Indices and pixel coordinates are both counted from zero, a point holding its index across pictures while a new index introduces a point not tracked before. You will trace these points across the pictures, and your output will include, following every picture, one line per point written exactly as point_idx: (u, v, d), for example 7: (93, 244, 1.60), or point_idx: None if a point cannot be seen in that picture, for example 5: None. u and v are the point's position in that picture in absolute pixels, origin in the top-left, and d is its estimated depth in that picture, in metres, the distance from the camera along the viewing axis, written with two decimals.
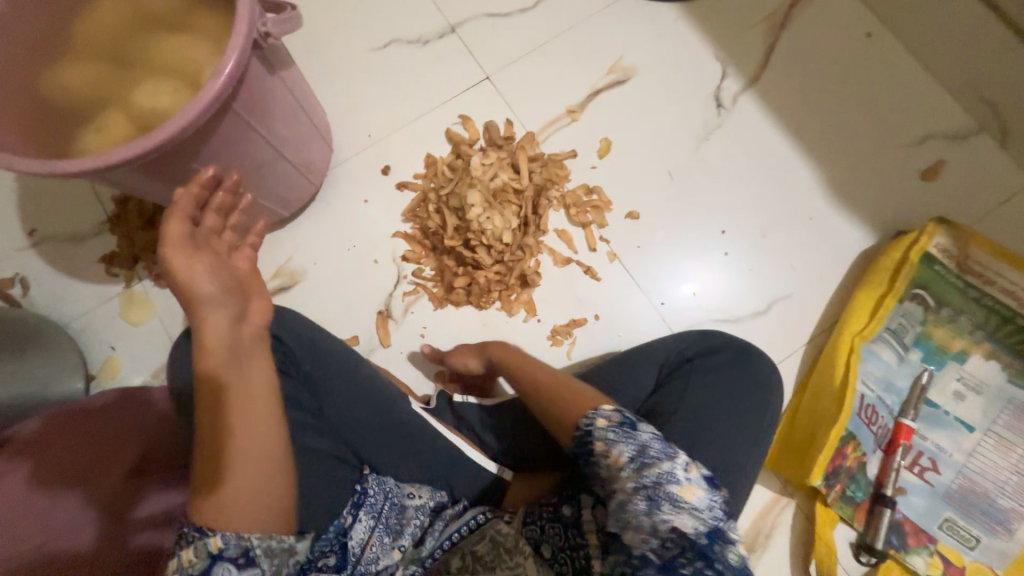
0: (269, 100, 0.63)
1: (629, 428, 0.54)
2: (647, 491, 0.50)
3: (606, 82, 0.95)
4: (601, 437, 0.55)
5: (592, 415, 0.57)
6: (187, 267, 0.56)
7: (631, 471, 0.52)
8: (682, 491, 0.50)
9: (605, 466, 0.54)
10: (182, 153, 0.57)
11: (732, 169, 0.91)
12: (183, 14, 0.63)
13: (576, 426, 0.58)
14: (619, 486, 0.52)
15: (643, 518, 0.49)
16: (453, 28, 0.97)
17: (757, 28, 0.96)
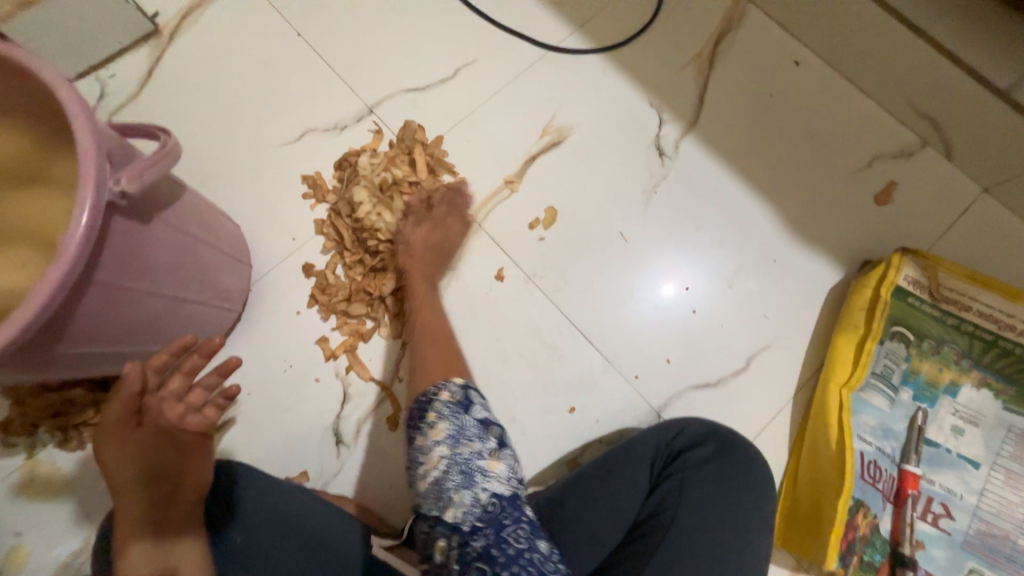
0: (148, 254, 0.54)
1: (461, 407, 0.59)
2: (460, 466, 0.55)
3: (542, 145, 0.90)
4: (436, 411, 0.59)
5: (436, 390, 0.61)
6: (121, 445, 0.57)
7: (448, 451, 0.56)
8: (488, 462, 0.56)
9: (424, 438, 0.58)
10: (47, 341, 0.48)
11: (685, 218, 0.87)
12: (30, 163, 0.53)
13: (419, 398, 0.62)
14: (436, 466, 0.56)
15: (463, 494, 0.54)
16: (371, 109, 0.90)
17: (685, 68, 0.93)
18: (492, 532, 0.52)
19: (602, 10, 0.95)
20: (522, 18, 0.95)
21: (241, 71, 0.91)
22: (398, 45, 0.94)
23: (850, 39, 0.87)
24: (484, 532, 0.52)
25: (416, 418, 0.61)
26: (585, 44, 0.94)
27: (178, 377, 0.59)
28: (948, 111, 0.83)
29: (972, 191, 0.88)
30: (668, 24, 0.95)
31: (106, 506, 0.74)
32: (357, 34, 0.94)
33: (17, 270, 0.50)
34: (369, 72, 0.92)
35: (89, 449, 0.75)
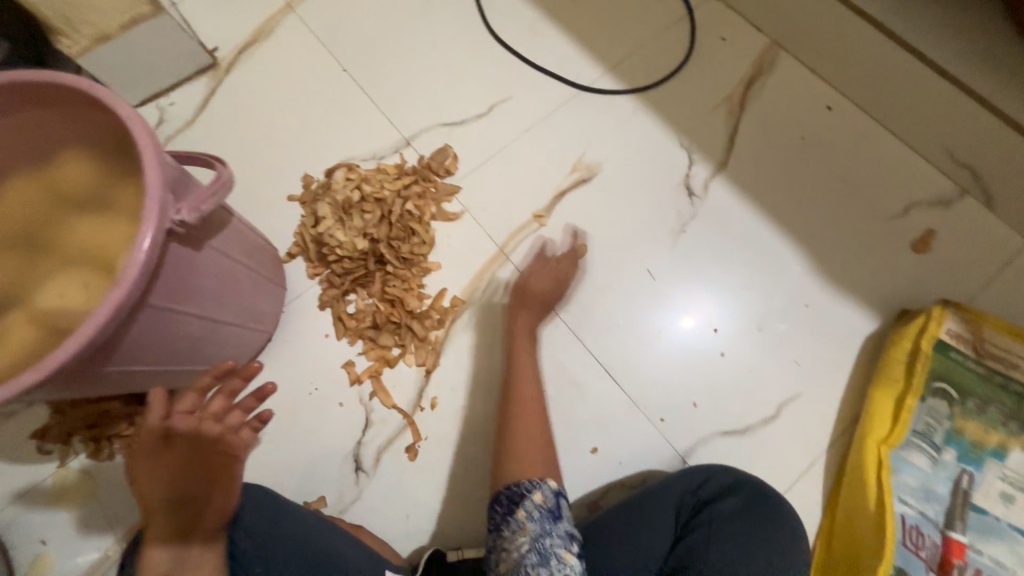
0: (194, 278, 0.56)
1: (551, 516, 0.60)
2: (537, 549, 0.57)
3: (571, 181, 0.91)
4: (525, 509, 0.61)
5: (530, 484, 0.63)
6: (150, 471, 0.57)
7: (529, 541, 0.58)
8: (565, 553, 0.57)
9: (510, 529, 0.60)
10: (98, 357, 0.50)
11: (715, 259, 0.86)
12: (97, 188, 0.57)
13: (510, 484, 0.64)
14: (515, 550, 0.58)
15: (539, 571, 0.55)
16: (407, 142, 0.94)
17: (716, 110, 0.95)
18: None
19: (634, 53, 0.98)
20: (557, 59, 0.98)
21: (288, 103, 0.96)
22: (436, 81, 0.98)
23: (885, 87, 0.87)
24: None
25: (505, 501, 0.63)
26: (617, 85, 0.97)
27: (221, 399, 0.63)
28: (989, 162, 0.81)
29: (1016, 242, 0.85)
30: (699, 68, 0.97)
31: (128, 518, 0.75)
32: (398, 70, 0.99)
33: (77, 287, 0.53)
34: (408, 106, 0.96)
35: (118, 461, 0.76)
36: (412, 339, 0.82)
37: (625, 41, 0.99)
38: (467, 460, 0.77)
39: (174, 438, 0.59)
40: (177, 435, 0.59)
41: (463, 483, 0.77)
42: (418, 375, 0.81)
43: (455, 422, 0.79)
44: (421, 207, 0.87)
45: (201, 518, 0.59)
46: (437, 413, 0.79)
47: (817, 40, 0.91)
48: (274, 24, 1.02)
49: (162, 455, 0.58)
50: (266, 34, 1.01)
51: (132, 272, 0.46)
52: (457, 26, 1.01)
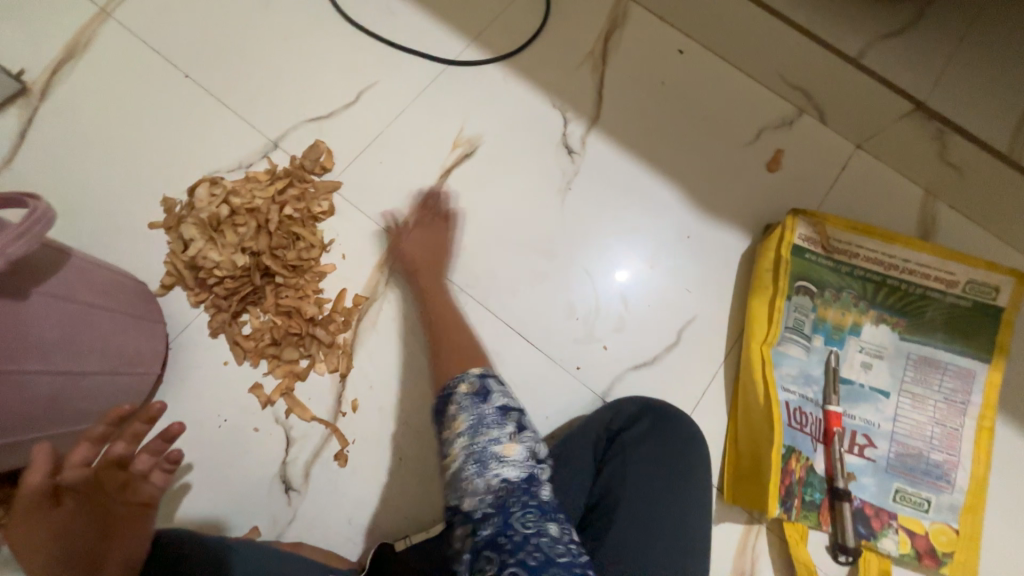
0: (25, 332, 0.50)
1: (480, 398, 0.56)
2: (475, 454, 0.52)
3: (455, 157, 0.91)
4: (456, 403, 0.56)
5: (455, 381, 0.58)
6: (34, 528, 0.49)
7: (465, 441, 0.53)
8: (503, 448, 0.52)
9: (446, 431, 0.55)
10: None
11: (603, 208, 0.91)
12: None
13: (442, 389, 0.59)
14: (456, 454, 0.53)
15: (476, 482, 0.50)
16: (274, 144, 0.88)
17: (580, 67, 0.98)
18: (501, 519, 0.48)
19: (493, 21, 0.98)
20: (418, 36, 0.96)
21: (127, 121, 0.86)
22: (295, 75, 0.92)
23: (721, 25, 0.94)
24: (495, 520, 0.48)
25: (438, 412, 0.58)
26: (484, 54, 0.96)
27: (122, 441, 0.55)
28: (815, 81, 0.92)
29: (847, 148, 0.97)
30: (559, 27, 0.99)
31: None
32: (249, 69, 0.92)
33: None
34: (269, 107, 0.90)
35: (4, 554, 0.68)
36: (320, 347, 0.79)
37: (482, 9, 0.99)
38: (400, 452, 0.77)
39: (73, 490, 0.52)
40: (71, 488, 0.52)
41: (401, 475, 0.76)
42: (333, 381, 0.79)
43: (381, 419, 0.78)
44: (302, 209, 0.83)
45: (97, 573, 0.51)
46: (360, 414, 0.78)
47: None
48: (90, 35, 0.90)
49: (54, 510, 0.50)
50: (82, 48, 0.89)
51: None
52: (305, 14, 0.95)
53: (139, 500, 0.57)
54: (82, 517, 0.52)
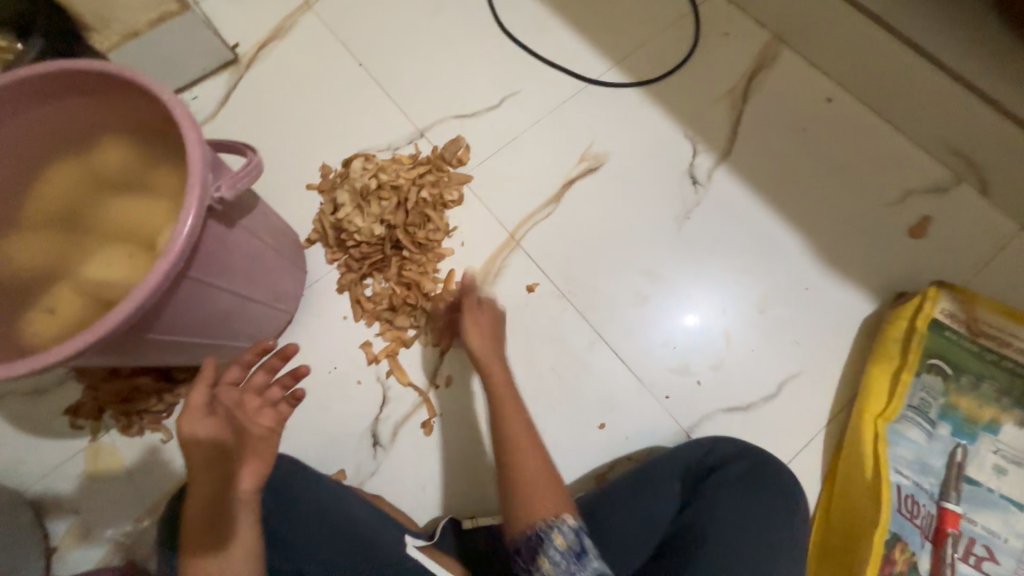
0: (228, 252, 0.60)
1: (575, 556, 0.57)
2: None
3: (580, 170, 0.95)
4: (549, 556, 0.57)
5: (548, 528, 0.59)
6: (197, 427, 0.52)
7: None
8: None
9: None
10: (142, 323, 0.53)
11: (718, 243, 0.90)
12: (138, 172, 0.60)
13: (530, 531, 0.60)
14: (528, 556, 0.58)
15: None
16: (421, 133, 0.98)
17: (718, 102, 0.98)
18: None
19: (638, 48, 1.02)
20: (566, 53, 1.02)
21: (306, 96, 1.00)
22: (450, 75, 1.02)
23: (883, 79, 0.90)
24: None
25: (525, 553, 0.59)
26: (624, 78, 1.00)
27: (264, 373, 0.64)
28: (985, 150, 0.85)
29: (1010, 228, 0.88)
30: (704, 62, 1.00)
31: (156, 490, 0.79)
32: (413, 65, 1.03)
33: (115, 259, 0.56)
34: (422, 100, 1.00)
35: (147, 435, 0.80)
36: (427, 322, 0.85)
37: (629, 36, 1.02)
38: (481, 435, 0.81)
39: (220, 404, 0.56)
40: (222, 402, 0.58)
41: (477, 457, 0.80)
42: (433, 355, 0.84)
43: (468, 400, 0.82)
44: (436, 194, 0.91)
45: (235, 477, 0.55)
46: (450, 390, 0.83)
47: (818, 33, 0.94)
48: (293, 21, 1.06)
49: (212, 418, 0.54)
50: (284, 31, 1.05)
51: (177, 243, 0.50)
52: (469, 23, 1.05)
53: (265, 424, 0.61)
54: (229, 426, 0.56)
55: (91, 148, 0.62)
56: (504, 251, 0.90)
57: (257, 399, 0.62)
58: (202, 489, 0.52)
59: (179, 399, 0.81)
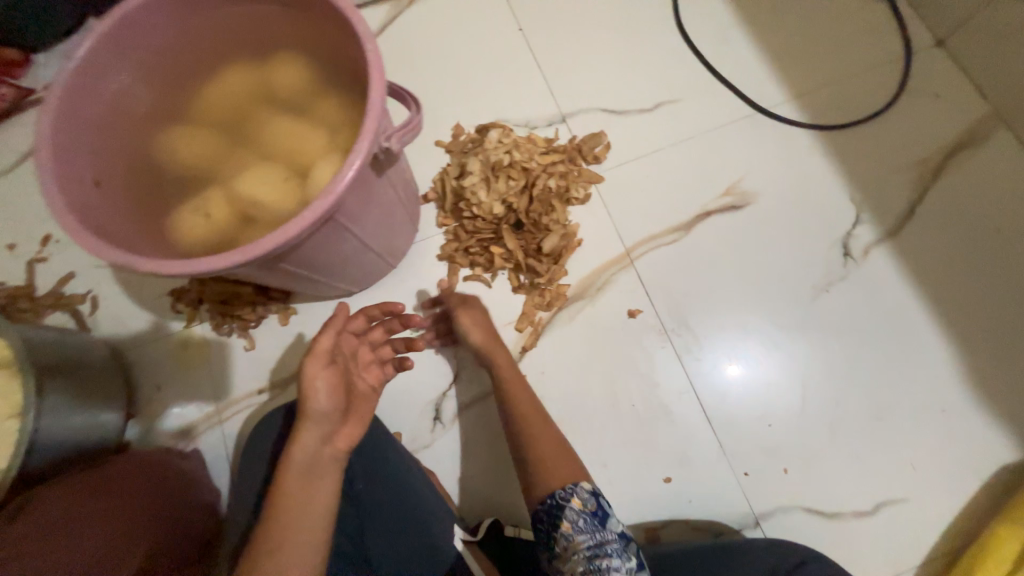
0: (370, 201, 0.59)
1: (597, 519, 0.60)
2: (594, 572, 0.57)
3: (720, 204, 0.86)
4: (569, 517, 0.60)
5: (567, 492, 0.61)
6: (318, 375, 0.53)
7: (584, 558, 0.58)
8: None
9: (562, 548, 0.59)
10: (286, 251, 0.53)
11: (853, 329, 0.80)
12: (308, 97, 0.60)
13: (545, 498, 0.62)
14: (571, 572, 0.58)
15: None
16: (563, 118, 0.92)
17: (902, 171, 0.85)
18: None
19: (828, 87, 0.90)
20: (743, 73, 0.92)
21: (458, 50, 0.97)
22: (609, 64, 0.94)
23: None
24: None
25: (543, 519, 0.61)
26: (800, 117, 0.89)
27: (382, 330, 0.69)
28: None
29: None
30: (900, 122, 0.87)
31: (229, 392, 0.82)
32: (573, 43, 0.96)
33: (269, 178, 0.56)
34: (574, 83, 0.94)
35: (233, 338, 0.84)
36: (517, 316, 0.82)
37: (822, 71, 0.90)
38: None
39: (341, 353, 0.58)
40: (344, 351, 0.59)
41: None
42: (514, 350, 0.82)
43: None
44: (563, 188, 0.86)
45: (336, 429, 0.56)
46: None
47: None
48: None
49: (334, 366, 0.55)
50: None
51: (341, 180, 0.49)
52: (645, 13, 0.96)
53: (370, 383, 0.63)
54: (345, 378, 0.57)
55: (267, 59, 0.61)
56: (616, 266, 0.84)
57: (369, 355, 0.64)
58: (309, 433, 0.52)
59: (271, 314, 0.83)
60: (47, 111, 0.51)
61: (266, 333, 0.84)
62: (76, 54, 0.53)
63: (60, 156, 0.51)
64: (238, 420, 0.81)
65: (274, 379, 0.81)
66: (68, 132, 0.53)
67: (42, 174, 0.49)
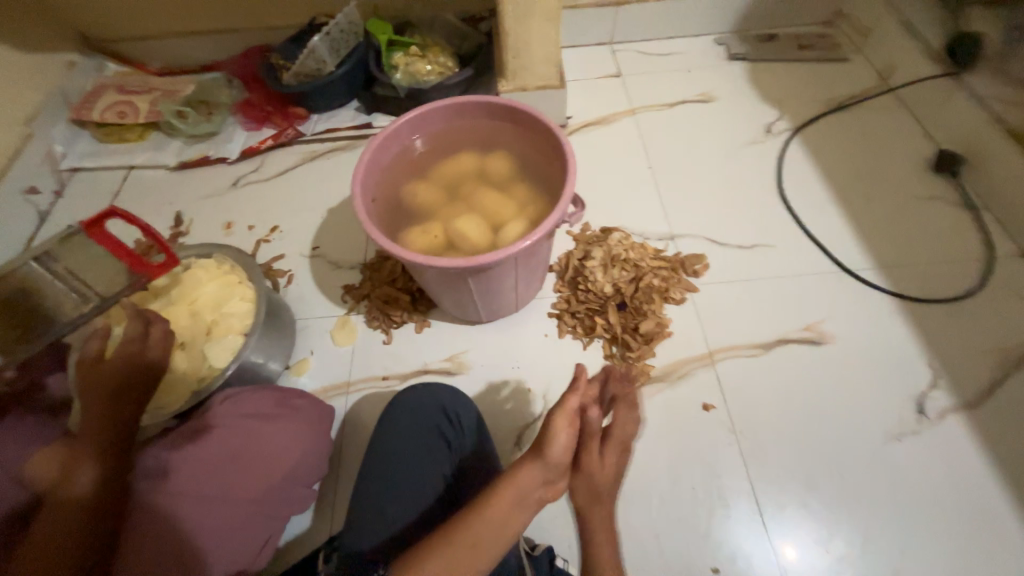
0: (534, 256, 0.82)
1: None
2: None
3: (800, 336, 0.99)
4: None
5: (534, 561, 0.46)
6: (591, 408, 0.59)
7: None
8: None
9: None
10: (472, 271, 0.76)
11: (920, 484, 0.83)
12: (511, 183, 0.88)
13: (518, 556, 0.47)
14: None
15: None
16: (672, 237, 1.14)
17: (981, 352, 0.93)
18: None
19: (911, 265, 1.04)
20: (832, 238, 1.10)
21: (599, 171, 1.26)
22: (717, 205, 1.18)
23: None
24: None
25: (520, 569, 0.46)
26: (882, 283, 1.03)
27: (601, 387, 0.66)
28: None
29: None
30: (981, 310, 0.97)
31: (361, 372, 1.02)
32: (691, 185, 1.22)
33: (474, 222, 0.81)
34: (686, 213, 1.17)
35: (378, 332, 1.06)
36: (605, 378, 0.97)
37: (906, 252, 1.06)
38: None
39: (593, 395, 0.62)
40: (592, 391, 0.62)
41: None
42: None
43: None
44: (664, 288, 1.04)
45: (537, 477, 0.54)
46: None
47: None
48: (617, 117, 1.36)
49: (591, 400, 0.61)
50: (608, 121, 1.35)
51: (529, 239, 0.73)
52: (754, 177, 1.21)
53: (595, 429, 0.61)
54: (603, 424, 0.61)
55: (490, 152, 0.91)
56: (698, 362, 0.97)
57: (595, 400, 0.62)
58: (560, 443, 0.55)
59: (411, 321, 1.06)
60: (366, 153, 0.82)
61: (403, 335, 1.05)
62: (389, 126, 0.85)
63: (362, 180, 0.81)
64: (361, 394, 0.99)
65: (398, 372, 1.01)
66: (369, 168, 0.83)
67: (354, 189, 0.77)
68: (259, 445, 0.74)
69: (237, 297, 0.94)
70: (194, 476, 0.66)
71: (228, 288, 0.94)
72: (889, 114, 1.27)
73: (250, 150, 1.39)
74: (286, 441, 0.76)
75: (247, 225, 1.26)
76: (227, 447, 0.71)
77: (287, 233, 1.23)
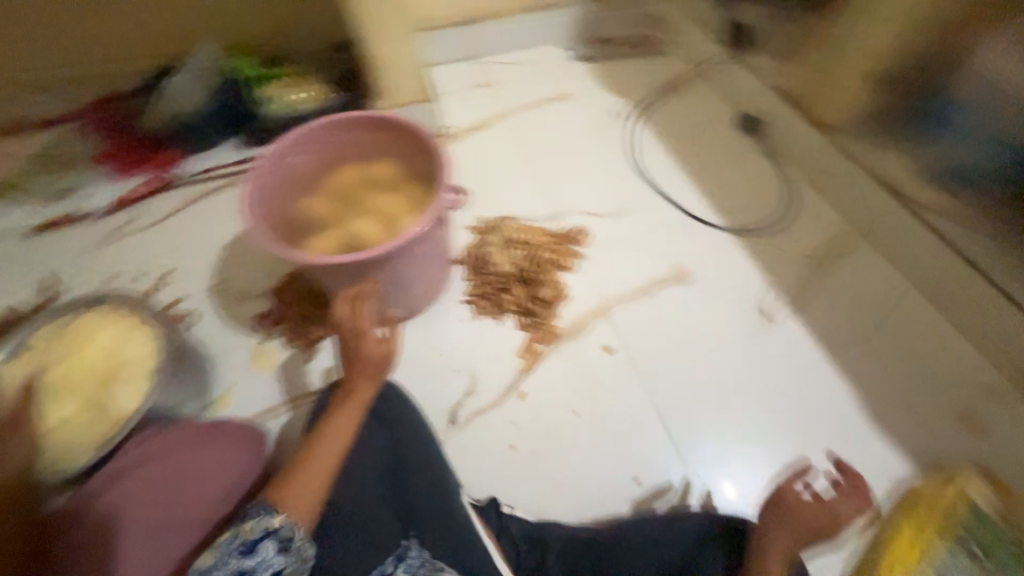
0: (431, 244, 0.92)
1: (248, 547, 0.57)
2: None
3: (669, 276, 1.19)
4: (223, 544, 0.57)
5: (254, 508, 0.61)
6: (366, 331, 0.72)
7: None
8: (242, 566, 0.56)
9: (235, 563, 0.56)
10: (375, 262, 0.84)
11: (772, 369, 1.05)
12: (398, 184, 0.97)
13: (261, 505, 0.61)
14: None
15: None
16: (557, 214, 1.30)
17: (796, 260, 1.20)
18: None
19: (739, 204, 1.30)
20: (681, 194, 1.33)
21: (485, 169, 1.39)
22: (589, 182, 1.36)
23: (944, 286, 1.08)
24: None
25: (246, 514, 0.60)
26: (721, 222, 1.27)
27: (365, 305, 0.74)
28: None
29: None
30: (790, 230, 1.25)
31: (288, 391, 1.02)
32: (565, 170, 1.39)
33: (368, 223, 0.90)
34: (565, 193, 1.34)
35: (298, 351, 1.07)
36: (522, 344, 1.09)
37: (735, 196, 1.32)
38: (535, 448, 0.97)
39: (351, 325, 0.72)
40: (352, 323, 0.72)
41: (527, 464, 0.96)
42: (518, 370, 1.05)
43: (533, 415, 1.00)
44: (556, 258, 1.19)
45: (352, 393, 0.71)
46: (522, 403, 1.01)
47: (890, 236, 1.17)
48: (492, 120, 1.50)
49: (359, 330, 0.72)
50: (485, 125, 1.49)
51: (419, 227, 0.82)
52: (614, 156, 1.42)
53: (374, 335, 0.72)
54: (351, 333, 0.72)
55: (374, 161, 0.99)
56: (595, 314, 1.13)
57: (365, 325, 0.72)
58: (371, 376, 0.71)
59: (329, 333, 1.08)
60: (251, 177, 0.85)
61: (324, 349, 1.07)
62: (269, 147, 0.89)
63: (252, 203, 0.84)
64: (290, 413, 1.00)
65: (326, 383, 1.03)
66: (258, 190, 0.87)
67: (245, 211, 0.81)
68: (181, 470, 0.80)
69: (134, 342, 0.91)
70: (121, 509, 0.75)
71: (126, 335, 0.92)
72: (705, 91, 1.56)
73: (121, 200, 1.31)
74: (210, 461, 0.81)
75: (133, 275, 1.19)
76: (149, 480, 0.78)
77: (180, 275, 1.19)
